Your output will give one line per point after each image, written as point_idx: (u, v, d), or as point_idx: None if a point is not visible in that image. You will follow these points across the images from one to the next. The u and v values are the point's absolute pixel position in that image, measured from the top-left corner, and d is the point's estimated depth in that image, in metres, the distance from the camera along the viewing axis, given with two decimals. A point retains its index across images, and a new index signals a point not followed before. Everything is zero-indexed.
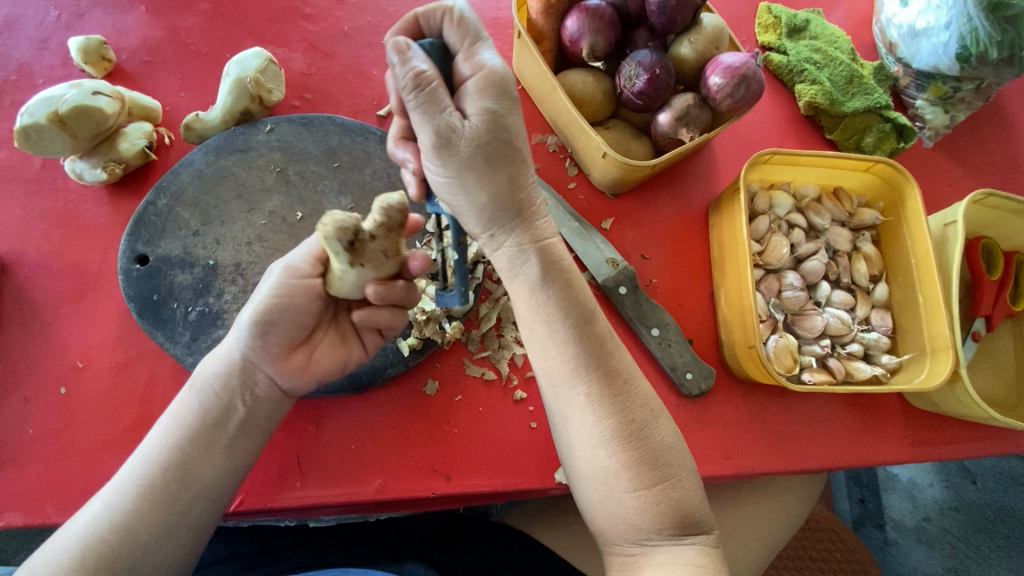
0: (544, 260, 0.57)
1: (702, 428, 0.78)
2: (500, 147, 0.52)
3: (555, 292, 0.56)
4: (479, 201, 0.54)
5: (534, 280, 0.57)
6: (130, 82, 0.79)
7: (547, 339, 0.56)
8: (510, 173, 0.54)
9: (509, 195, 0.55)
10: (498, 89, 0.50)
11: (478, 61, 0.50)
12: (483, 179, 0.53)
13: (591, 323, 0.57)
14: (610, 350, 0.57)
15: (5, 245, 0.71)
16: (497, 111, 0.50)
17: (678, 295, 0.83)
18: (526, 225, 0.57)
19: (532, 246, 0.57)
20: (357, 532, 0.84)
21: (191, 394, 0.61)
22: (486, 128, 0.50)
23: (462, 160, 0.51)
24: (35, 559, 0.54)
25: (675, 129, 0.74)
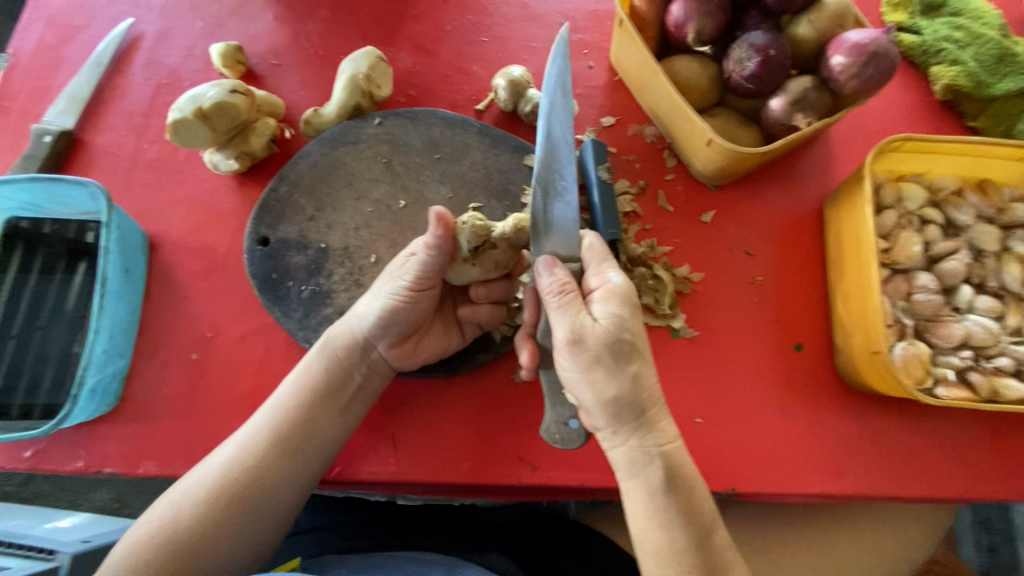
0: (676, 450, 0.58)
1: (809, 441, 0.72)
2: (638, 345, 0.57)
3: (680, 477, 0.57)
4: (610, 398, 0.55)
5: (658, 482, 0.56)
6: (259, 84, 0.88)
7: (674, 515, 0.56)
8: (650, 363, 0.58)
9: (633, 392, 0.56)
10: (627, 295, 0.58)
11: (608, 268, 0.60)
12: (623, 374, 0.55)
13: (692, 490, 0.58)
14: (703, 496, 0.58)
15: (152, 227, 0.81)
16: (620, 316, 0.56)
17: (784, 293, 0.77)
18: (650, 425, 0.57)
19: (662, 450, 0.57)
20: (437, 515, 0.85)
21: (319, 359, 0.67)
22: (616, 328, 0.56)
23: (591, 355, 0.55)
24: (175, 489, 0.63)
25: (789, 114, 0.69)
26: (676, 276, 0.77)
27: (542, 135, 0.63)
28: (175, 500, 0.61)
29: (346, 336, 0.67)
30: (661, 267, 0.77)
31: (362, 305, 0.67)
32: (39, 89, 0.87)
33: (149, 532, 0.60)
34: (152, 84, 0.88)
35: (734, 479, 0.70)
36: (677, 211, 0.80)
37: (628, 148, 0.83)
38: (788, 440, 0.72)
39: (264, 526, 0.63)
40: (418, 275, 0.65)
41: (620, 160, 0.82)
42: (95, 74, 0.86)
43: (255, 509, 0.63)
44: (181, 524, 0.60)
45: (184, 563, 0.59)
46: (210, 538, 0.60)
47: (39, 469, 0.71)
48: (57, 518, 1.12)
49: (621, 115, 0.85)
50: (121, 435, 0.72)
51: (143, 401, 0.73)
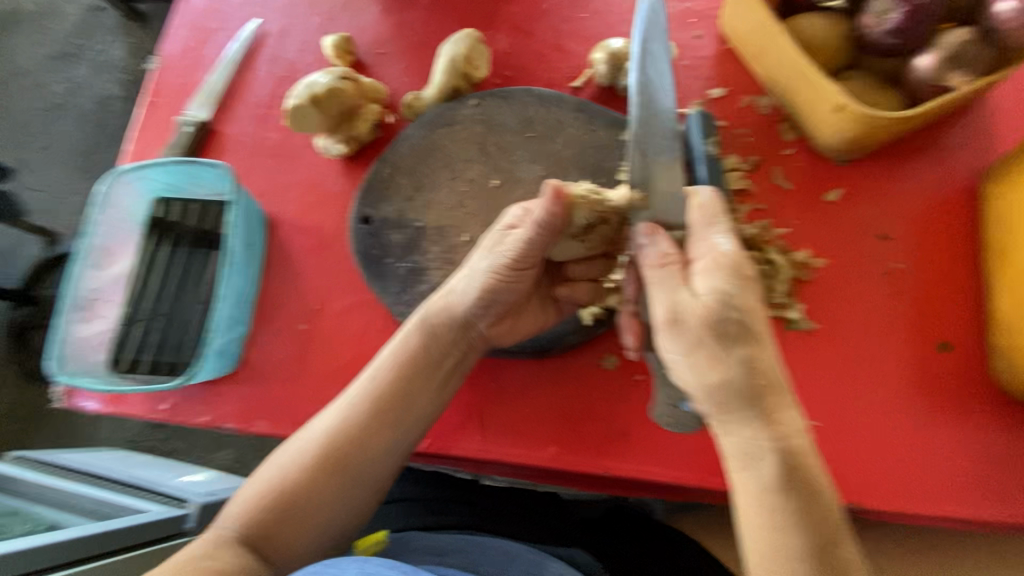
0: (799, 446, 0.51)
1: (958, 456, 0.61)
2: (750, 324, 0.51)
3: (804, 478, 0.50)
4: (714, 382, 0.51)
5: (773, 482, 0.50)
6: (365, 72, 0.92)
7: (793, 521, 0.49)
8: (765, 345, 0.52)
9: (745, 377, 0.50)
10: (736, 265, 0.53)
11: (716, 234, 0.55)
12: (729, 356, 0.50)
13: (815, 495, 0.50)
14: (832, 503, 0.51)
15: (270, 208, 0.88)
16: (729, 292, 0.51)
17: (928, 285, 0.66)
18: (765, 415, 0.51)
19: (780, 447, 0.50)
20: (522, 499, 0.83)
21: (418, 336, 0.67)
22: (722, 304, 0.51)
23: (692, 335, 0.51)
24: (282, 454, 0.66)
25: (940, 72, 0.60)
26: (793, 262, 0.69)
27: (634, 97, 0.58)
28: (283, 465, 0.65)
29: (445, 313, 0.67)
30: (776, 251, 0.69)
31: (459, 282, 0.66)
32: (184, 86, 0.98)
33: (261, 491, 0.64)
34: (274, 77, 0.95)
35: (858, 492, 0.62)
36: (796, 189, 0.72)
37: (739, 122, 0.76)
38: (930, 453, 0.61)
39: (363, 492, 0.66)
40: (518, 255, 0.63)
41: (730, 135, 0.76)
42: (228, 70, 0.95)
43: (356, 476, 0.65)
44: (291, 486, 0.63)
45: (292, 522, 0.63)
46: (317, 501, 0.64)
47: (174, 420, 0.80)
48: (189, 472, 1.27)
49: (732, 86, 0.78)
50: (240, 396, 0.79)
51: (259, 366, 0.80)
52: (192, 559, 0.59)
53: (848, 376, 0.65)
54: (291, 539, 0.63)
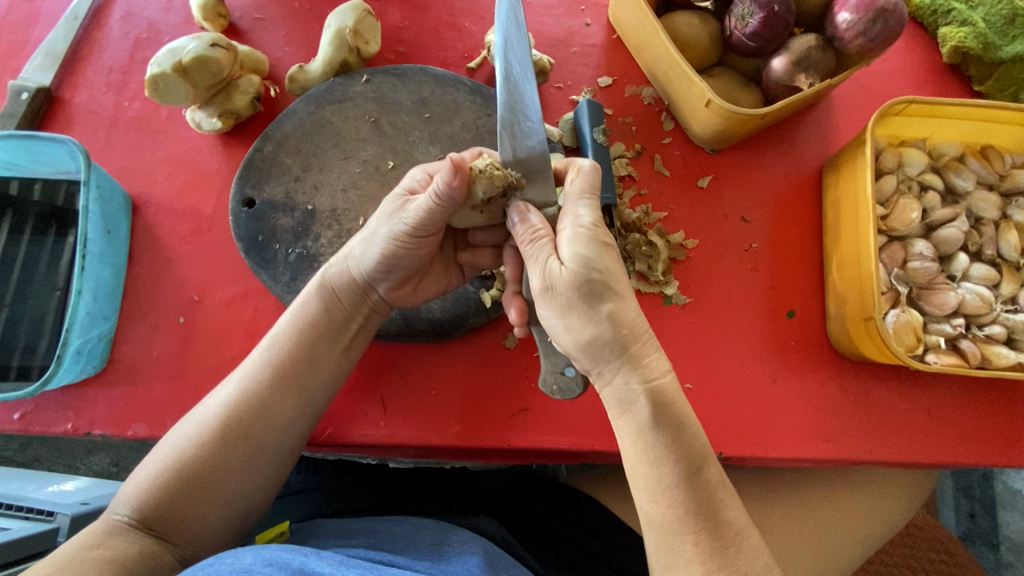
0: (668, 388, 0.55)
1: (800, 406, 0.72)
2: (611, 284, 0.54)
3: (673, 416, 0.54)
4: (587, 339, 0.54)
5: (645, 423, 0.54)
6: (242, 38, 0.84)
7: (664, 453, 0.54)
8: (627, 299, 0.55)
9: (613, 332, 0.54)
10: (597, 231, 0.56)
11: (580, 204, 0.58)
12: (597, 315, 0.54)
13: (684, 427, 0.55)
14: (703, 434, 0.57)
15: (135, 188, 0.79)
16: (590, 256, 0.54)
17: (780, 260, 0.76)
18: (634, 363, 0.54)
19: (648, 388, 0.54)
20: (428, 479, 0.84)
21: (315, 300, 0.66)
22: (585, 267, 0.54)
23: (564, 299, 0.55)
24: (176, 433, 0.62)
25: (791, 74, 0.67)
26: (671, 243, 0.76)
27: (501, 78, 0.61)
28: (176, 443, 0.61)
29: (342, 276, 0.66)
30: (657, 233, 0.75)
31: (360, 248, 0.65)
32: (14, 42, 0.83)
33: (153, 472, 0.60)
34: (130, 38, 0.84)
35: (723, 444, 0.70)
36: (673, 175, 0.78)
37: (625, 110, 0.81)
38: (779, 405, 0.72)
39: (270, 463, 0.64)
40: (421, 223, 0.61)
41: (616, 123, 0.80)
42: (71, 27, 0.82)
43: (259, 446, 0.63)
44: (187, 462, 0.60)
45: (192, 499, 0.60)
46: (218, 473, 0.61)
47: (29, 431, 0.71)
48: (57, 481, 1.14)
49: (618, 75, 0.82)
50: (111, 398, 0.72)
51: (133, 363, 0.73)
52: (79, 550, 0.55)
53: (716, 343, 0.73)
54: (192, 517, 0.60)
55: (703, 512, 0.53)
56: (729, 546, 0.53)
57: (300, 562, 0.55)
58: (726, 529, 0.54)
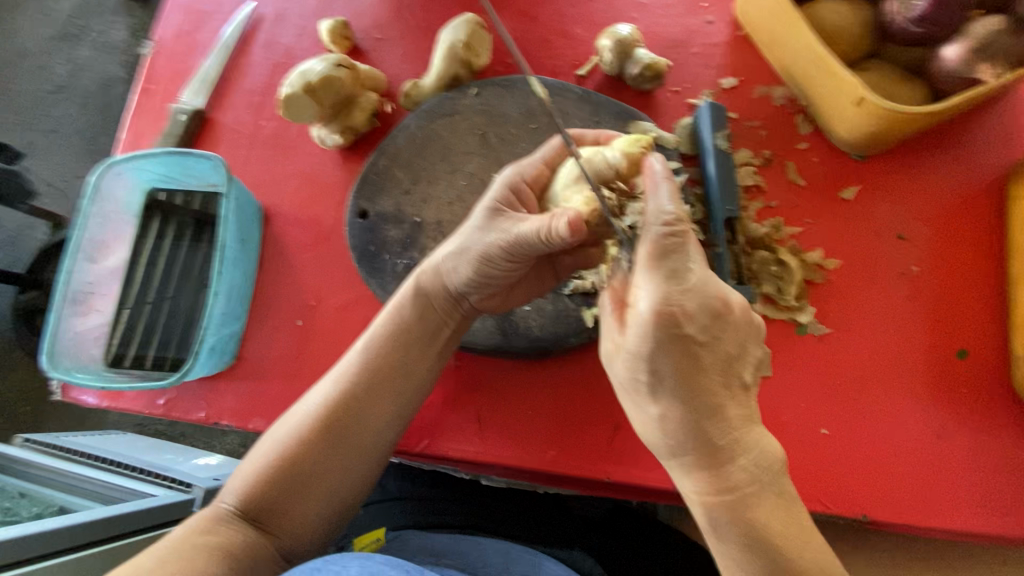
0: (738, 502, 0.46)
1: (973, 469, 0.59)
2: (663, 383, 0.46)
3: (744, 532, 0.45)
4: (644, 430, 0.50)
5: (709, 530, 0.47)
6: (363, 58, 0.88)
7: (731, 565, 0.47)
8: (695, 402, 0.45)
9: (668, 434, 0.47)
10: (665, 321, 0.44)
11: (646, 275, 0.46)
12: (649, 411, 0.48)
13: (773, 552, 0.45)
14: (802, 545, 0.46)
15: (266, 200, 0.86)
16: (640, 349, 0.46)
17: (950, 288, 0.63)
18: (699, 470, 0.47)
19: (713, 498, 0.46)
20: (521, 502, 0.81)
21: (411, 306, 0.66)
22: (634, 360, 0.47)
23: (620, 384, 0.50)
24: (281, 426, 0.64)
25: (969, 65, 0.56)
26: (806, 263, 0.66)
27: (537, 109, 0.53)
28: (281, 437, 0.63)
29: (435, 281, 0.65)
30: (789, 250, 0.66)
31: (453, 262, 0.63)
32: (179, 71, 0.95)
33: (259, 463, 0.62)
34: (270, 63, 0.92)
35: (868, 504, 0.59)
36: (810, 186, 0.69)
37: (752, 113, 0.72)
38: (943, 465, 0.59)
39: (364, 460, 0.64)
40: (514, 246, 0.58)
41: (742, 127, 0.72)
42: (223, 56, 0.92)
43: (353, 443, 0.64)
44: (287, 457, 0.62)
45: (291, 495, 0.61)
46: (317, 470, 0.62)
47: (172, 415, 0.79)
48: (196, 455, 1.28)
49: (745, 75, 0.74)
50: (238, 392, 0.78)
51: (258, 361, 0.79)
52: (193, 534, 0.58)
53: (862, 384, 0.62)
54: (291, 513, 0.62)
55: None
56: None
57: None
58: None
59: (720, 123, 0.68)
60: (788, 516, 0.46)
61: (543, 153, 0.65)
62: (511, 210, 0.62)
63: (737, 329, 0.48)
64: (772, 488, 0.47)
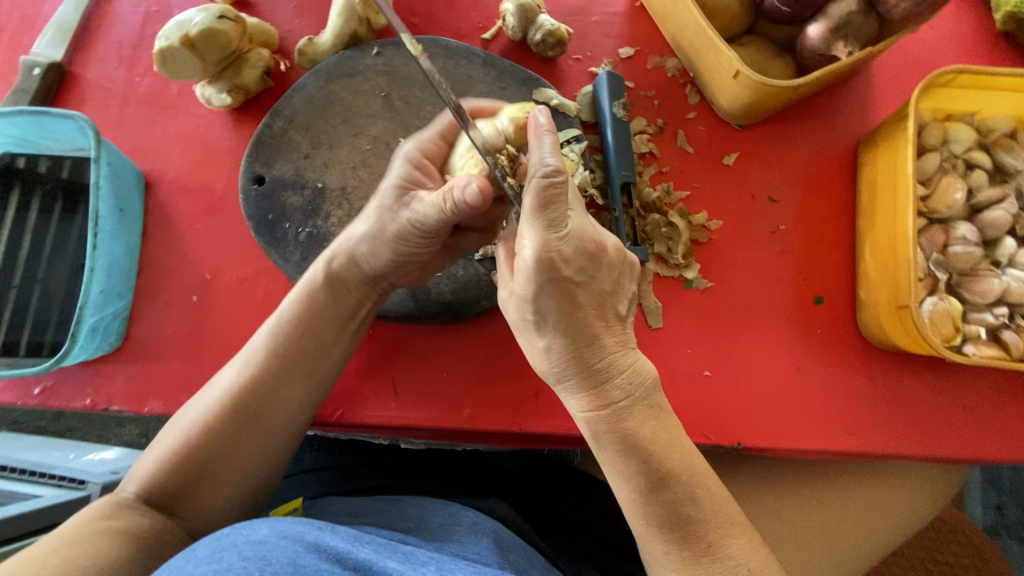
0: (614, 415, 0.53)
1: (825, 397, 0.69)
2: (546, 319, 0.51)
3: (619, 441, 0.53)
4: (537, 364, 0.55)
5: (592, 442, 0.55)
6: (251, 10, 0.81)
7: (612, 471, 0.54)
8: (575, 332, 0.51)
9: (556, 363, 0.52)
10: (547, 268, 0.49)
11: (528, 228, 0.50)
12: (539, 346, 0.53)
13: (645, 454, 0.53)
14: (668, 449, 0.54)
15: (147, 166, 0.78)
16: (525, 292, 0.50)
17: (810, 244, 0.72)
18: (584, 393, 0.53)
19: (594, 414, 0.53)
20: (442, 462, 0.84)
21: (322, 291, 0.65)
22: (521, 302, 0.51)
23: (515, 326, 0.55)
24: (185, 414, 0.62)
25: (829, 42, 0.63)
26: (693, 224, 0.73)
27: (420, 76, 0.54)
28: (184, 424, 0.61)
29: (350, 267, 0.64)
30: (678, 214, 0.72)
31: (365, 243, 0.63)
32: (26, 16, 0.83)
33: (162, 452, 0.60)
34: (140, 12, 0.83)
35: (743, 434, 0.68)
36: (697, 152, 0.74)
37: (647, 82, 0.76)
38: (803, 395, 0.69)
39: (278, 441, 0.63)
40: (425, 225, 0.60)
41: (637, 96, 0.76)
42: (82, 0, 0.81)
43: (265, 426, 0.62)
44: (194, 442, 0.60)
45: (198, 479, 0.59)
46: (226, 454, 0.60)
47: (51, 405, 0.72)
48: (87, 450, 1.18)
49: (641, 45, 0.77)
50: (128, 375, 0.73)
51: (149, 341, 0.73)
52: (89, 521, 0.54)
53: (738, 330, 0.70)
54: (202, 497, 0.60)
55: (672, 531, 0.53)
56: (701, 557, 0.52)
57: (315, 536, 0.53)
58: (700, 539, 0.52)
59: (615, 92, 0.71)
60: (658, 422, 0.54)
61: (438, 124, 0.65)
62: (415, 188, 0.62)
63: (611, 268, 0.53)
64: (646, 402, 0.54)
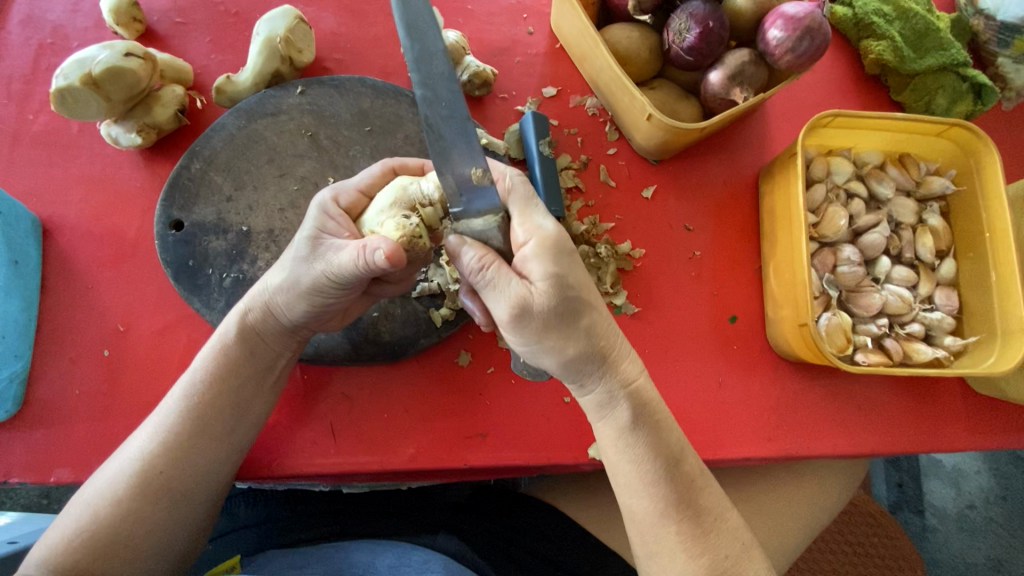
0: (638, 387, 0.56)
1: (744, 408, 0.75)
2: (586, 299, 0.52)
3: (644, 412, 0.56)
4: (568, 358, 0.52)
5: (626, 421, 0.56)
6: (162, 44, 0.78)
7: (646, 448, 0.56)
8: (599, 311, 0.54)
9: (590, 345, 0.53)
10: (562, 242, 0.52)
11: (540, 216, 0.54)
12: (574, 332, 0.52)
13: (659, 425, 0.57)
14: (675, 424, 0.59)
15: (46, 210, 0.72)
16: (562, 274, 0.51)
17: (723, 267, 0.79)
18: (612, 371, 0.55)
19: (626, 390, 0.55)
20: (387, 500, 0.82)
21: (237, 346, 0.61)
22: (560, 288, 0.51)
23: (536, 328, 0.51)
24: (91, 487, 0.57)
25: (726, 88, 0.69)
26: (618, 253, 0.77)
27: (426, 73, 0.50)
28: (90, 497, 0.56)
29: (265, 318, 0.61)
30: (604, 244, 0.76)
31: (281, 294, 0.59)
32: None
33: (66, 529, 0.54)
34: (33, 44, 0.77)
35: None
36: (619, 186, 0.79)
37: (570, 120, 0.81)
38: (724, 408, 0.75)
39: (197, 507, 0.59)
40: (342, 279, 0.56)
41: (562, 134, 0.80)
42: None
43: (184, 492, 0.58)
44: (103, 519, 0.55)
45: (109, 556, 0.54)
46: (141, 527, 0.56)
47: None
48: None
49: (563, 85, 0.82)
50: (26, 443, 0.66)
51: (52, 403, 0.67)
52: None
53: (665, 351, 0.75)
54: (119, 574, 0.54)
55: (691, 498, 0.57)
56: (709, 529, 0.56)
57: None
58: (707, 512, 0.57)
59: (541, 132, 0.75)
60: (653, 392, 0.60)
61: (361, 177, 0.62)
62: (330, 237, 0.58)
63: None
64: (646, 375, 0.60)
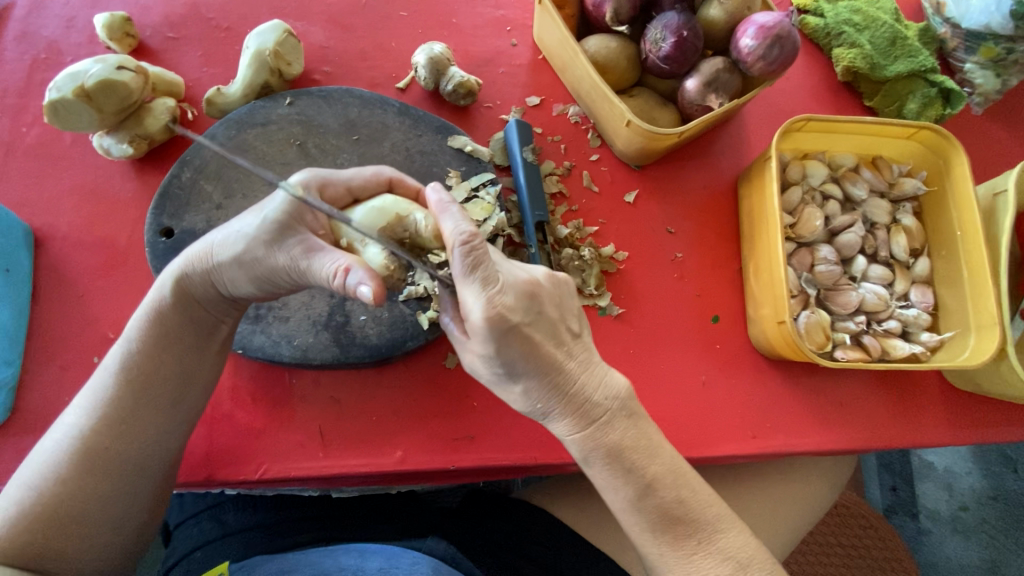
0: (596, 432, 0.55)
1: (729, 405, 0.76)
2: (519, 366, 0.51)
3: (605, 455, 0.55)
4: (519, 407, 0.56)
5: (581, 461, 0.57)
6: (154, 59, 0.80)
7: (606, 485, 0.56)
8: (542, 372, 0.52)
9: (536, 396, 0.53)
10: (494, 329, 0.48)
11: (469, 296, 0.48)
12: (516, 390, 0.53)
13: (625, 465, 0.56)
14: (650, 458, 0.56)
15: (38, 220, 0.73)
16: (488, 351, 0.50)
17: (705, 268, 0.81)
18: (566, 417, 0.54)
19: (580, 436, 0.55)
20: (378, 505, 0.83)
21: (172, 308, 0.59)
22: (489, 361, 0.51)
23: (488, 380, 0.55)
24: (32, 462, 0.56)
25: (703, 95, 0.71)
26: (602, 256, 0.79)
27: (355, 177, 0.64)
28: (32, 474, 0.55)
29: (206, 286, 0.59)
30: (588, 247, 0.78)
31: (232, 273, 0.58)
32: None
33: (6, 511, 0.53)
34: (27, 58, 0.78)
35: None
36: (602, 191, 0.81)
37: (552, 128, 0.83)
38: (709, 405, 0.76)
39: (149, 479, 0.59)
40: (301, 278, 0.57)
41: (546, 141, 0.82)
42: None
43: (135, 465, 0.57)
44: (50, 496, 0.54)
45: (59, 534, 0.53)
46: (87, 501, 0.55)
47: None
48: None
49: (545, 94, 0.84)
50: (14, 451, 0.66)
51: (41, 411, 0.67)
52: None
53: (649, 350, 0.77)
54: (68, 547, 0.54)
55: (670, 525, 0.56)
56: (693, 552, 0.56)
57: None
58: (689, 534, 0.57)
59: (524, 139, 0.77)
60: (631, 423, 0.57)
61: (352, 175, 0.63)
62: (301, 231, 0.57)
63: (552, 294, 0.55)
64: (620, 409, 0.56)
